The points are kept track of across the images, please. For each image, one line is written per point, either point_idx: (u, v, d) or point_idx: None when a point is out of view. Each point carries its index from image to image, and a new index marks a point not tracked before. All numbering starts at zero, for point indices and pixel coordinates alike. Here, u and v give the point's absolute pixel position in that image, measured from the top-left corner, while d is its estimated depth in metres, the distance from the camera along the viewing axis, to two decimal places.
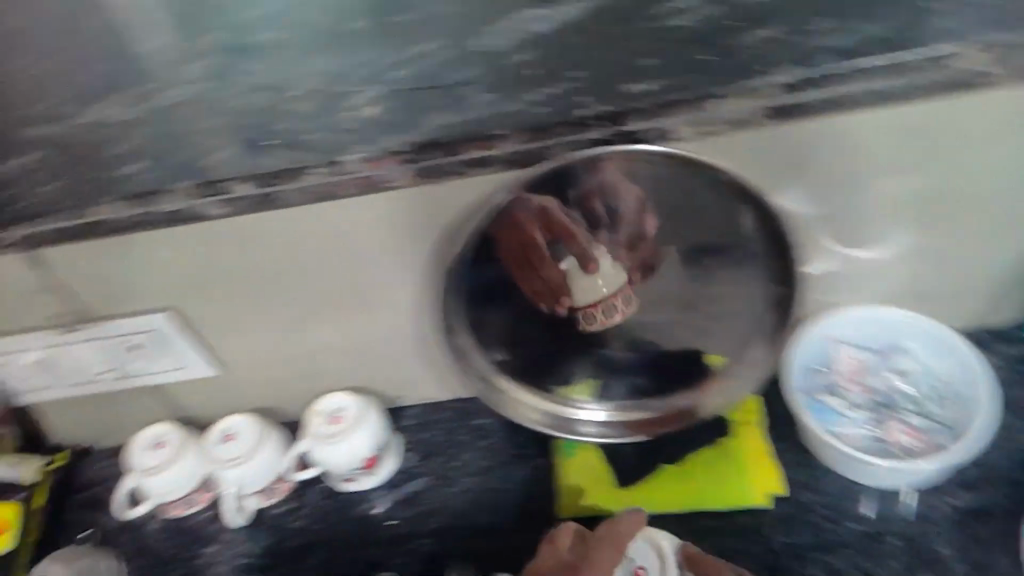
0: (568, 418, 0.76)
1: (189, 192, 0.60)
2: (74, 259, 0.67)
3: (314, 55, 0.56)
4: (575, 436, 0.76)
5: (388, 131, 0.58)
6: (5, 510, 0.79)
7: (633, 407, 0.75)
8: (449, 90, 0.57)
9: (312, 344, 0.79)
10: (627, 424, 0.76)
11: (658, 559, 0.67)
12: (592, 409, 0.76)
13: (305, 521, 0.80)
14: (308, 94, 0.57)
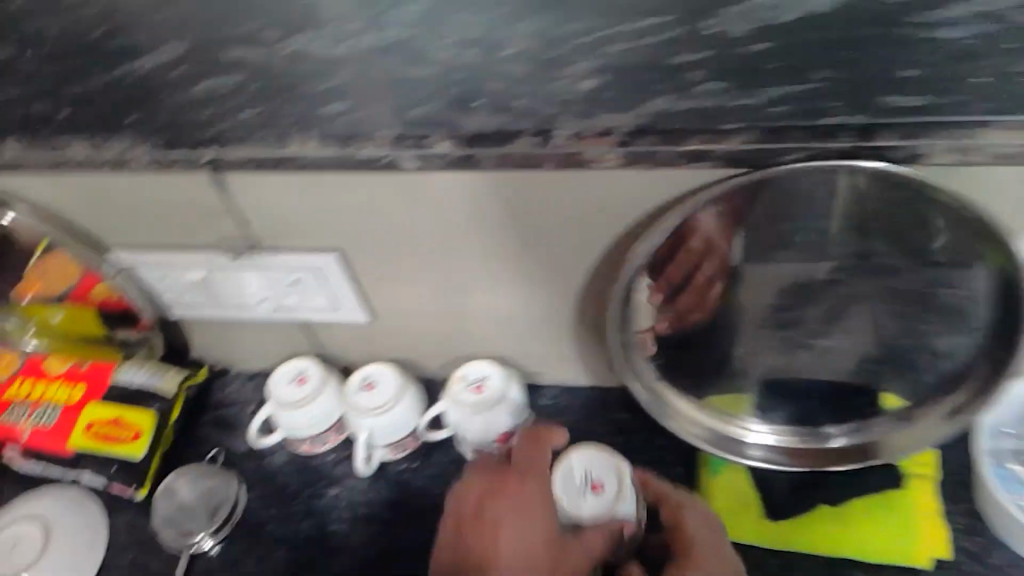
0: (735, 438, 0.71)
1: (389, 140, 0.59)
2: (256, 188, 0.67)
3: (533, 15, 0.55)
4: (740, 457, 0.72)
5: (606, 109, 0.55)
6: (142, 417, 0.80)
7: (806, 434, 0.70)
8: (670, 70, 0.54)
9: (467, 308, 0.77)
10: (797, 453, 0.71)
11: (617, 483, 0.70)
12: (761, 431, 0.71)
13: (428, 482, 0.79)
14: (522, 54, 0.56)
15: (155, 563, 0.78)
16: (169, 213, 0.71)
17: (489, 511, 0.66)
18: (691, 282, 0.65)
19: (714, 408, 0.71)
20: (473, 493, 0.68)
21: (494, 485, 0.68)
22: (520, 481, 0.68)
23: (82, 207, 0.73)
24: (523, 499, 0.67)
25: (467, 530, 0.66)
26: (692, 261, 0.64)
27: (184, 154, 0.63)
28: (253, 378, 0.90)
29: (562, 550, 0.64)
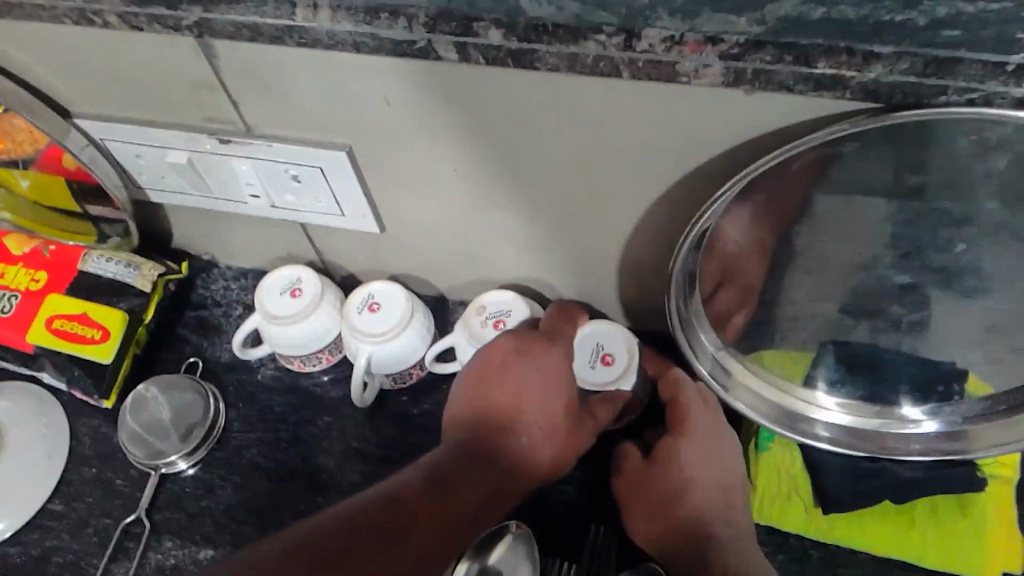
0: (798, 413, 0.61)
1: (426, 20, 0.45)
2: (251, 62, 0.53)
3: None
4: (805, 438, 0.61)
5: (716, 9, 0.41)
6: (110, 315, 0.70)
7: (879, 414, 0.60)
8: None
9: (496, 228, 0.65)
10: (871, 436, 0.60)
11: (627, 356, 0.65)
12: (827, 407, 0.61)
13: (432, 420, 0.69)
14: None
15: (121, 481, 0.69)
16: (144, 82, 0.58)
17: (513, 370, 0.60)
18: (721, 289, 0.59)
19: (773, 377, 0.62)
20: (497, 353, 0.61)
21: (525, 343, 0.62)
22: (545, 344, 0.62)
23: (37, 62, 0.59)
24: (549, 370, 0.61)
25: (489, 385, 0.60)
26: (775, 218, 0.53)
27: (161, 13, 0.50)
28: (239, 277, 0.78)
29: (573, 420, 0.61)
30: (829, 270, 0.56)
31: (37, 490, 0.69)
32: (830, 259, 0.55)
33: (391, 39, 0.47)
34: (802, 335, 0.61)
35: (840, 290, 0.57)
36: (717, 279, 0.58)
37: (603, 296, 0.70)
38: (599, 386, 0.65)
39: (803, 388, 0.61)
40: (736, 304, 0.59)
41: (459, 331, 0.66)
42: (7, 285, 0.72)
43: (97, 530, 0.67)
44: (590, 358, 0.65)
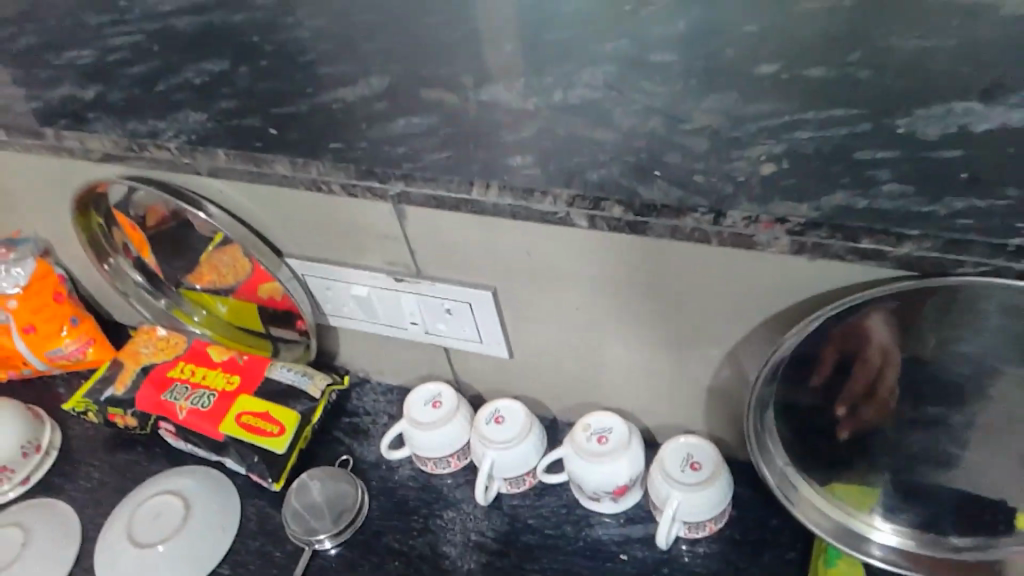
0: (860, 537, 0.70)
1: (567, 198, 0.62)
2: (431, 222, 0.72)
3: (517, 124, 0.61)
4: (866, 559, 0.70)
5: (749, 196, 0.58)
6: (287, 414, 0.87)
7: (934, 542, 0.69)
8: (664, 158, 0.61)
9: (604, 360, 0.79)
10: (924, 559, 0.69)
11: (713, 464, 0.73)
12: (887, 532, 0.70)
13: (540, 522, 0.80)
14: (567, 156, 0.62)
15: (279, 553, 0.83)
16: (347, 233, 0.77)
17: None
18: (873, 393, 0.66)
19: (838, 500, 0.71)
20: None
21: None
22: None
23: (269, 216, 0.80)
24: None
25: None
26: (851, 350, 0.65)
27: (373, 185, 0.69)
28: (387, 392, 0.95)
29: None
30: (887, 407, 0.67)
31: (209, 557, 0.82)
32: (898, 410, 0.66)
33: (540, 211, 0.64)
34: (869, 465, 0.70)
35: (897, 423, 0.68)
36: (869, 390, 0.66)
37: (693, 427, 0.82)
38: (689, 488, 0.73)
39: (866, 515, 0.70)
40: (884, 405, 0.67)
41: (567, 445, 0.78)
42: (208, 386, 0.90)
43: None
44: (679, 462, 0.74)
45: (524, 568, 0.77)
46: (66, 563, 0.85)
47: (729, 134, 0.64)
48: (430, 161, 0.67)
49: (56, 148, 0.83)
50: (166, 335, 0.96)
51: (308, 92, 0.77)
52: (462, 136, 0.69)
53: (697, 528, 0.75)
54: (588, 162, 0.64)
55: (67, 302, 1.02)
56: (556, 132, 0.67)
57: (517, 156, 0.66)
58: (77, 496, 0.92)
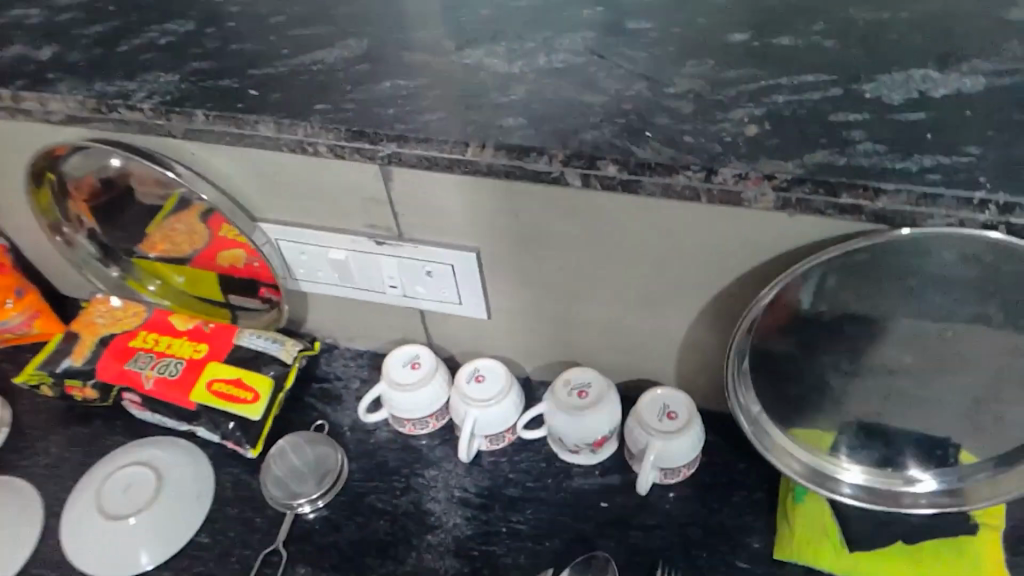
0: (828, 475, 0.75)
1: (563, 159, 0.64)
2: (416, 184, 0.73)
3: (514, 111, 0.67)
4: (835, 496, 0.75)
5: (737, 157, 0.62)
6: (260, 380, 0.86)
7: (895, 475, 0.75)
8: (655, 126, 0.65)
9: (581, 319, 0.82)
10: (888, 493, 0.74)
11: (687, 414, 0.77)
12: (853, 470, 0.75)
13: (521, 476, 0.83)
14: (551, 129, 0.66)
15: (259, 519, 0.82)
16: (328, 196, 0.77)
17: None
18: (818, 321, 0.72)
19: (806, 442, 0.76)
20: None
21: None
22: None
23: (245, 179, 0.79)
24: None
25: None
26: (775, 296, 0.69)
27: (363, 146, 0.69)
28: (356, 357, 0.95)
29: None
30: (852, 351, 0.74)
31: (186, 528, 0.81)
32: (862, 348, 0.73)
33: (534, 170, 0.66)
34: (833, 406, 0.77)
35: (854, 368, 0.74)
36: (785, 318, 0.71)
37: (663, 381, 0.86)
38: (665, 436, 0.77)
39: (833, 455, 0.76)
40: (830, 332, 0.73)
41: (548, 401, 0.81)
42: (174, 355, 0.88)
43: (239, 559, 0.79)
44: (655, 412, 0.78)
45: (510, 520, 0.79)
46: (28, 546, 0.82)
47: (711, 97, 0.67)
48: (423, 123, 0.68)
49: (9, 110, 0.80)
50: (121, 305, 0.94)
51: (284, 54, 0.77)
52: (451, 98, 0.70)
53: (671, 475, 0.79)
54: (581, 122, 0.66)
55: (10, 274, 0.97)
56: (545, 94, 0.69)
57: (510, 117, 0.67)
58: (34, 473, 0.89)
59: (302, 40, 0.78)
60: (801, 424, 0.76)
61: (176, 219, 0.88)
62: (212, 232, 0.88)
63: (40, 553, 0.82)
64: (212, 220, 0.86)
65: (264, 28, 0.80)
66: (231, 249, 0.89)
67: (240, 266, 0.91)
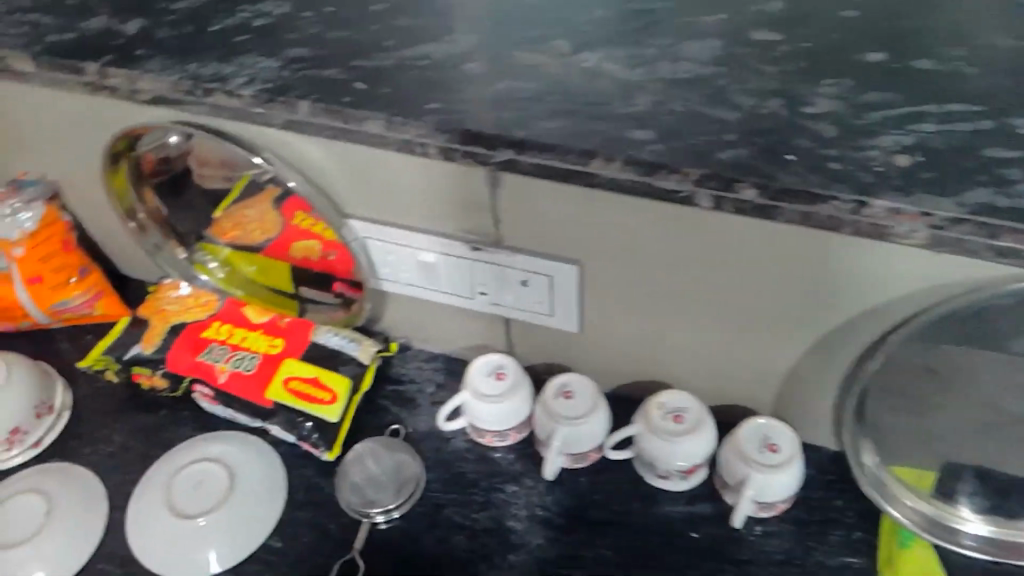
0: (950, 527, 0.75)
1: (697, 178, 0.60)
2: (525, 193, 0.69)
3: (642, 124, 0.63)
4: (957, 549, 0.75)
5: (891, 190, 0.57)
6: (338, 380, 0.85)
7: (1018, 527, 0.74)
8: (798, 150, 0.61)
9: (679, 340, 0.78)
10: (1008, 545, 0.74)
11: (790, 449, 0.75)
12: (977, 523, 0.75)
13: (606, 498, 0.81)
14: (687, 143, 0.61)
15: (334, 525, 0.80)
16: (426, 197, 0.73)
17: None
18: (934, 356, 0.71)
19: (925, 492, 0.76)
20: None
21: None
22: None
23: (341, 174, 0.75)
24: None
25: None
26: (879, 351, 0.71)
27: (478, 151, 0.65)
28: (430, 359, 0.92)
29: None
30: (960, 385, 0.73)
31: (257, 530, 0.79)
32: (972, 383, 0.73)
33: (662, 187, 0.62)
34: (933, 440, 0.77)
35: (962, 401, 0.74)
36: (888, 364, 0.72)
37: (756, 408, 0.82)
38: (766, 470, 0.74)
39: (954, 507, 0.75)
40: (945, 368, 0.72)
41: (639, 423, 0.78)
42: (249, 349, 0.87)
43: (314, 567, 0.77)
44: (757, 445, 0.75)
45: (596, 544, 0.78)
46: (93, 540, 0.80)
47: (853, 121, 0.63)
48: (544, 130, 0.63)
49: (94, 86, 0.75)
50: (190, 293, 0.92)
51: (388, 45, 0.72)
52: (572, 106, 0.65)
53: (764, 508, 0.78)
54: (716, 140, 0.62)
55: (75, 252, 0.94)
56: (674, 106, 0.65)
57: (639, 129, 0.63)
58: (98, 461, 0.86)
59: (406, 30, 0.74)
60: (901, 461, 0.77)
61: (244, 205, 0.86)
62: (284, 219, 0.85)
63: (107, 547, 0.80)
64: (285, 207, 0.83)
65: (364, 13, 0.76)
66: (306, 240, 0.86)
67: (314, 259, 0.88)
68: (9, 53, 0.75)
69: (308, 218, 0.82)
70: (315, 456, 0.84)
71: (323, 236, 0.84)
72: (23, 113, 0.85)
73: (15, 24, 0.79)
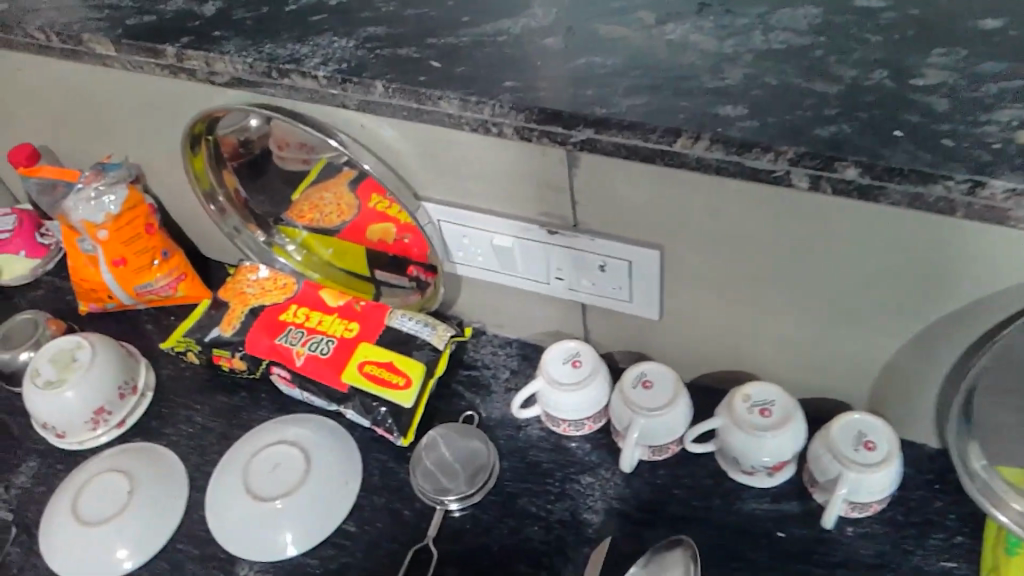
0: None
1: (793, 156, 0.55)
2: (605, 174, 0.66)
3: (730, 99, 0.59)
4: None
5: (1011, 169, 0.52)
6: (412, 366, 0.83)
7: None
8: (904, 125, 0.56)
9: (765, 329, 0.74)
10: None
11: (887, 448, 0.70)
12: None
13: (687, 492, 0.78)
14: (781, 120, 0.57)
15: (408, 512, 0.79)
16: (502, 180, 0.71)
17: None
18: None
19: None
20: None
21: None
22: None
23: (415, 156, 0.73)
24: None
25: None
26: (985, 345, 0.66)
27: (555, 130, 0.62)
28: (504, 345, 0.91)
29: None
30: None
31: (334, 514, 0.79)
32: None
33: (753, 166, 0.57)
34: None
35: None
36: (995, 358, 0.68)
37: (848, 401, 0.78)
38: (861, 469, 0.70)
39: None
40: None
41: (723, 415, 0.74)
42: (325, 333, 0.86)
43: (388, 553, 0.77)
44: (850, 442, 0.71)
45: (675, 541, 0.75)
46: (175, 517, 0.81)
47: (966, 93, 0.57)
48: (626, 107, 0.60)
49: (173, 68, 0.75)
50: (268, 275, 0.92)
51: (464, 22, 0.70)
52: (656, 81, 0.62)
53: (855, 508, 0.73)
54: (813, 116, 0.57)
55: (157, 234, 0.96)
56: (767, 80, 0.60)
57: (729, 105, 0.59)
58: (179, 441, 0.88)
59: (484, 5, 0.71)
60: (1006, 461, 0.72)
61: (322, 187, 0.86)
62: (360, 202, 0.84)
63: (186, 527, 0.81)
64: (360, 189, 0.82)
65: None
66: (379, 223, 0.85)
67: (389, 242, 0.87)
68: (90, 37, 0.76)
69: (383, 201, 0.81)
70: (389, 440, 0.84)
71: (397, 219, 0.82)
72: (106, 97, 0.86)
73: (97, 7, 0.79)
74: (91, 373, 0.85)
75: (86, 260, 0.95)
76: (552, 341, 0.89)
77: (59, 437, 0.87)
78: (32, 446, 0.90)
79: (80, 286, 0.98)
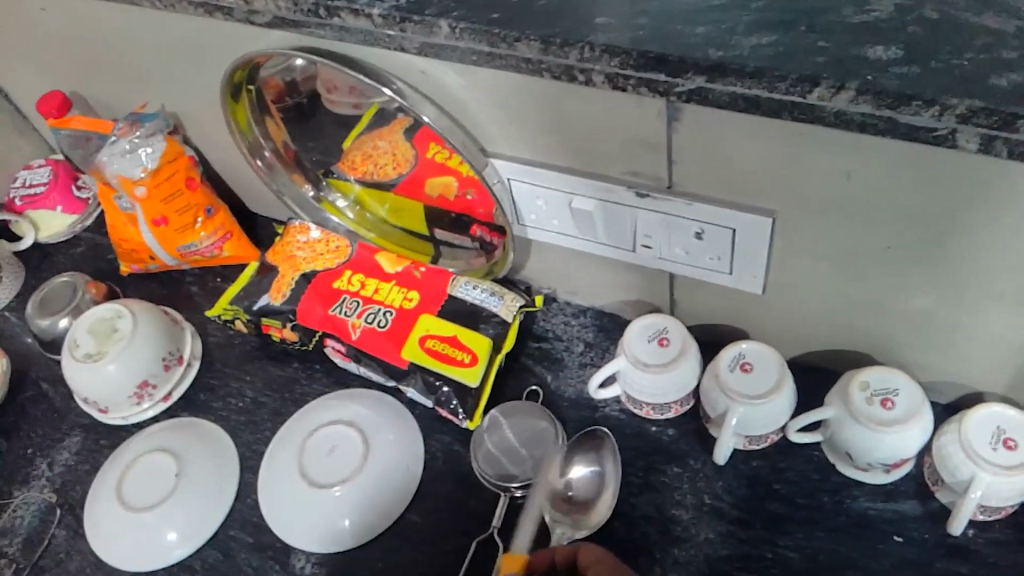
0: None
1: (964, 112, 0.44)
2: (712, 128, 0.56)
3: (880, 40, 0.48)
4: None
5: None
6: (478, 341, 0.77)
7: None
8: None
9: (892, 308, 0.64)
10: None
11: None
12: None
13: (790, 488, 0.69)
14: (947, 66, 0.46)
15: (476, 500, 0.72)
16: (586, 134, 0.61)
17: None
18: None
19: None
20: None
21: None
22: None
23: (485, 105, 0.63)
24: None
25: None
26: None
27: (657, 78, 0.51)
28: (578, 315, 0.83)
29: None
30: None
31: (396, 502, 0.72)
32: None
33: (909, 123, 0.47)
34: None
35: None
36: None
37: (978, 388, 0.68)
38: (1004, 471, 0.59)
39: None
40: None
41: (836, 405, 0.65)
42: (382, 303, 0.81)
43: (456, 548, 0.70)
44: (989, 439, 0.61)
45: (778, 543, 0.67)
46: (228, 501, 0.76)
47: None
48: (749, 49, 0.49)
49: (208, 7, 0.66)
50: (320, 237, 0.86)
51: None
52: (782, 16, 0.51)
53: (988, 512, 0.64)
54: (987, 60, 0.46)
55: (199, 190, 0.88)
56: (923, 13, 0.49)
57: (880, 46, 0.48)
58: (228, 418, 0.82)
59: None
60: None
61: (377, 135, 0.75)
62: (417, 152, 0.74)
63: (238, 513, 0.76)
64: (417, 138, 0.71)
65: None
66: (440, 176, 0.74)
67: (450, 198, 0.76)
68: None
69: (443, 151, 0.70)
70: (455, 422, 0.77)
71: (459, 171, 0.71)
72: (136, 38, 0.77)
73: None
74: (132, 343, 0.79)
75: (124, 219, 0.88)
76: (633, 311, 0.80)
77: (103, 412, 0.82)
78: (76, 420, 0.85)
79: (121, 246, 0.92)
